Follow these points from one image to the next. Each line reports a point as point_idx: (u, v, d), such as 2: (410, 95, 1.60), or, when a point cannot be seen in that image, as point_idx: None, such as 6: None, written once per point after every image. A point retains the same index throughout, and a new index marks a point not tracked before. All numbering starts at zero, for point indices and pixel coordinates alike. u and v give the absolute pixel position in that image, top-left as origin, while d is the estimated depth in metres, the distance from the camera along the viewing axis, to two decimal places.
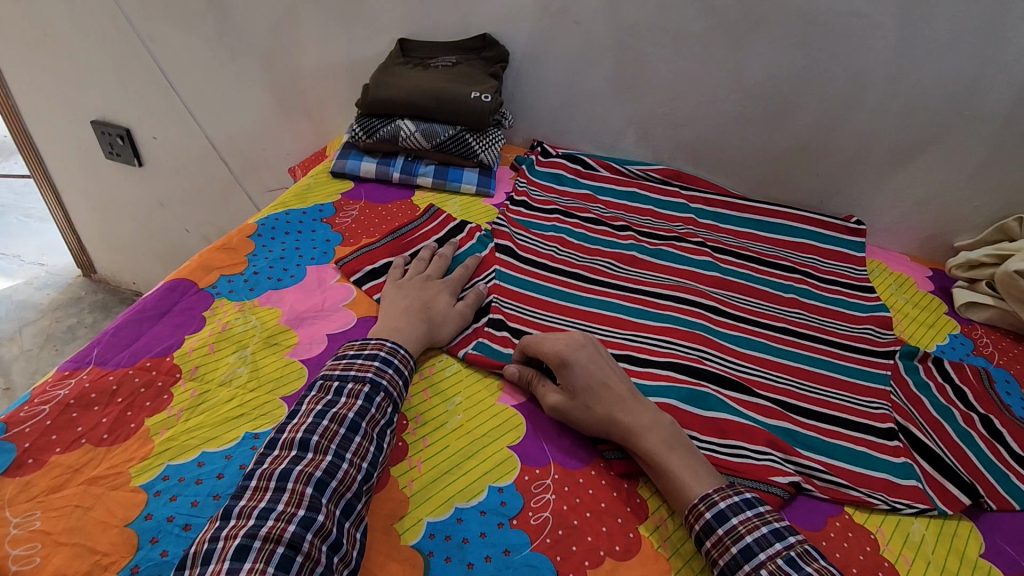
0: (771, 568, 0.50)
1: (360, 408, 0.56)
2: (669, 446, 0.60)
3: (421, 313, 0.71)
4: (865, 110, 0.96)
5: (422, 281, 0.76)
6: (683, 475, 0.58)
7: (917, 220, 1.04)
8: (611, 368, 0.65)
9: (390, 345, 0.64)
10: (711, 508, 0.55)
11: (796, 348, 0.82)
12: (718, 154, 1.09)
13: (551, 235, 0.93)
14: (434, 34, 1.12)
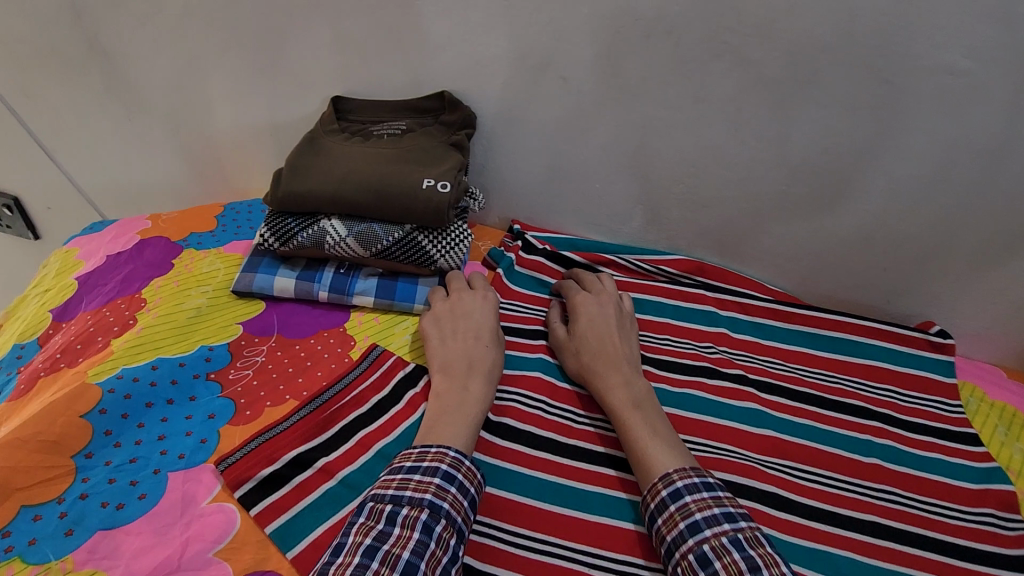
0: (714, 543, 0.48)
1: (418, 546, 0.46)
2: (645, 414, 0.61)
3: (476, 361, 0.64)
4: (953, 193, 0.72)
5: (465, 306, 0.70)
6: (638, 432, 0.59)
7: (1014, 327, 0.80)
8: (607, 338, 0.69)
9: (452, 456, 0.54)
10: (685, 518, 0.51)
11: (893, 564, 0.57)
12: (752, 242, 0.84)
13: (533, 375, 0.71)
14: (380, 91, 0.86)
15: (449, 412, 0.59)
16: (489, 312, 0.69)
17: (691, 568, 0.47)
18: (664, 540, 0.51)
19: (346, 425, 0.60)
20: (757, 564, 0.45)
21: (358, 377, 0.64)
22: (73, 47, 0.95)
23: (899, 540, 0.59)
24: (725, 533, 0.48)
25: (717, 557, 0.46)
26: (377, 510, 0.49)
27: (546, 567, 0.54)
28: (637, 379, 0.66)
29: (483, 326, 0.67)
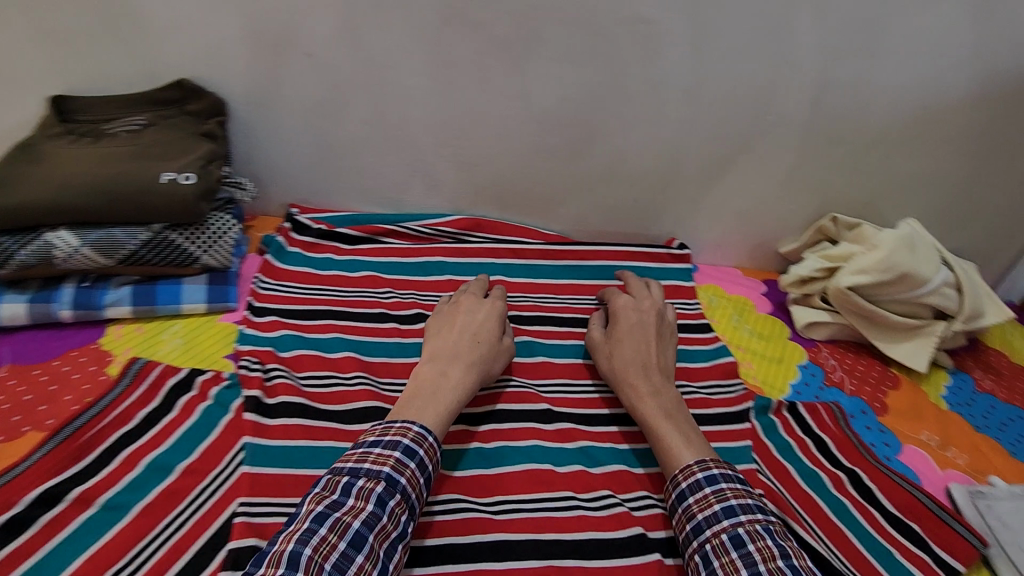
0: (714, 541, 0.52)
1: (369, 519, 0.49)
2: (668, 413, 0.65)
3: (468, 353, 0.68)
4: (670, 126, 0.84)
5: (473, 333, 0.70)
6: (673, 440, 0.62)
7: (740, 232, 0.96)
8: (645, 342, 0.73)
9: (417, 431, 0.57)
10: (705, 470, 0.58)
11: (648, 443, 0.69)
12: (524, 193, 0.91)
13: (340, 356, 0.69)
14: (107, 86, 0.78)
15: (436, 400, 0.61)
16: (496, 323, 0.73)
17: (723, 547, 0.52)
18: (693, 518, 0.56)
19: (111, 446, 0.56)
20: (770, 555, 0.49)
21: (122, 394, 0.59)
22: None
23: None
24: (759, 521, 0.53)
25: (752, 540, 0.51)
26: (333, 483, 0.51)
27: None
28: (660, 373, 0.70)
29: (482, 329, 0.71)
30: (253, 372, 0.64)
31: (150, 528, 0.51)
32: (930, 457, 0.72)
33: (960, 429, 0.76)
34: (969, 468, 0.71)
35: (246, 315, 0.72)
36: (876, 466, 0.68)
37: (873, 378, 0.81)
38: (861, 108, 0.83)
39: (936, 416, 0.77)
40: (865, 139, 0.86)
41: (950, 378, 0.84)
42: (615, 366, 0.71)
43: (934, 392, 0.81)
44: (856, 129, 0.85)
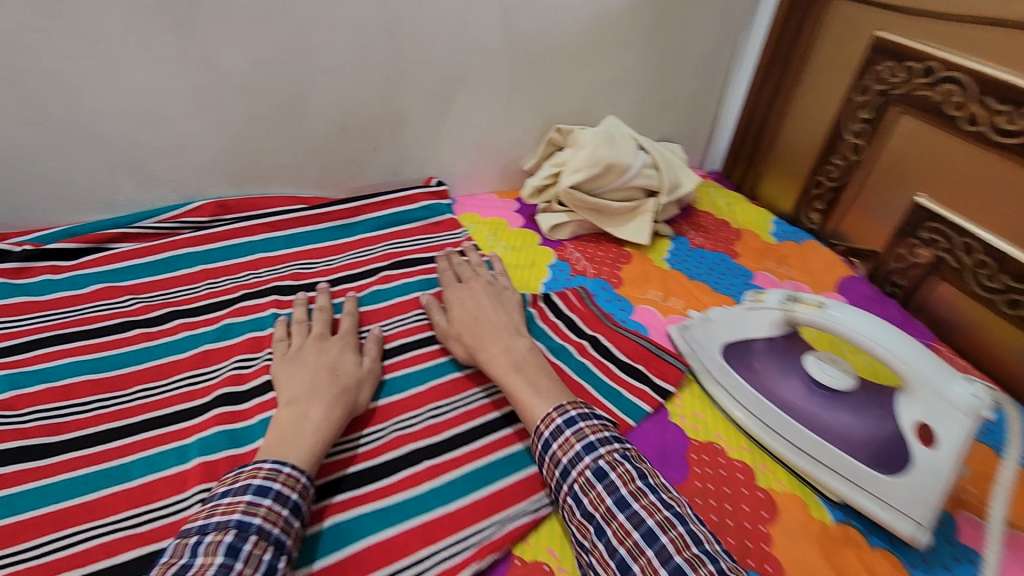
0: (583, 482, 0.52)
1: (218, 572, 0.41)
2: (519, 369, 0.64)
3: (330, 385, 0.61)
4: (380, 70, 0.85)
5: (319, 345, 0.67)
6: (522, 392, 0.61)
7: (483, 158, 1.02)
8: (481, 311, 0.73)
9: (269, 466, 0.50)
10: (540, 440, 0.57)
11: (416, 364, 0.72)
12: (253, 165, 0.86)
13: (72, 381, 0.63)
14: None
15: (299, 440, 0.55)
16: (351, 353, 0.67)
17: (589, 484, 0.52)
18: (559, 463, 0.55)
19: None
20: (654, 509, 0.48)
21: None
22: None
23: (416, 347, 0.74)
24: (615, 449, 0.53)
25: (612, 469, 0.52)
26: (181, 546, 0.44)
27: (77, 558, 0.49)
28: (499, 342, 0.68)
29: (341, 361, 0.65)
30: None
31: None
32: (656, 309, 0.86)
33: (677, 282, 0.92)
34: (684, 309, 0.86)
35: None
36: (610, 327, 0.80)
37: (611, 259, 0.94)
38: (546, 26, 0.91)
39: (660, 276, 0.92)
40: (560, 54, 0.95)
41: (672, 244, 1.00)
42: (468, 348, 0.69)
43: (659, 258, 0.97)
44: (549, 45, 0.93)
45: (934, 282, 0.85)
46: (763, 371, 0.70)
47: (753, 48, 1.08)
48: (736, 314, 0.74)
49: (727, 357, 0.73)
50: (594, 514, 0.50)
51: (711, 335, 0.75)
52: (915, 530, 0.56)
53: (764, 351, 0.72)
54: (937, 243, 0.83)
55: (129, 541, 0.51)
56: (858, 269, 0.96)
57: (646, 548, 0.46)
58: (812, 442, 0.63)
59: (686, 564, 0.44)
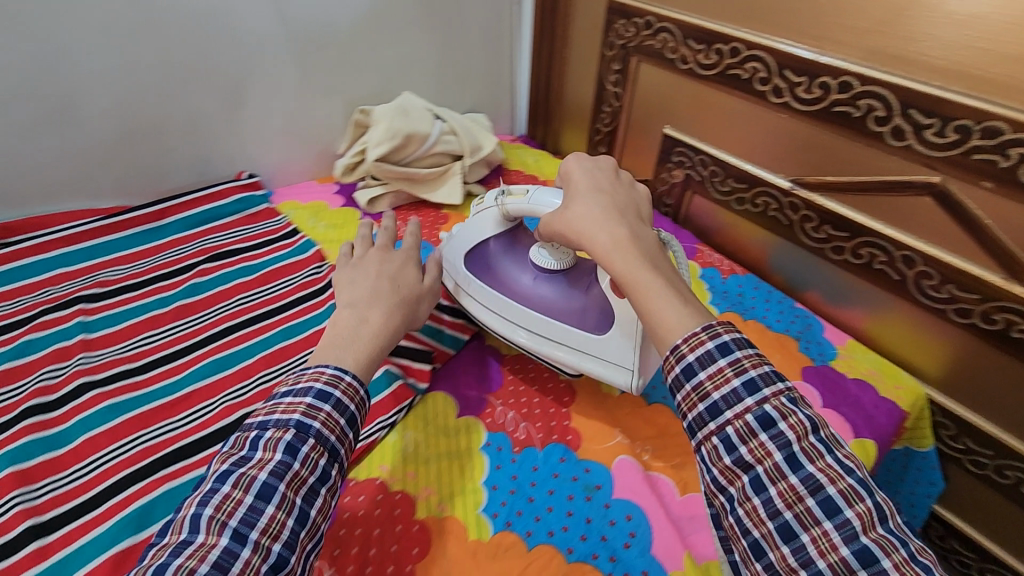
0: (739, 417, 0.46)
1: (277, 468, 0.48)
2: (640, 261, 0.56)
3: (387, 298, 0.65)
4: (155, 70, 0.85)
5: (380, 257, 0.71)
6: (650, 302, 0.53)
7: (293, 146, 1.05)
8: (597, 199, 0.63)
9: (331, 374, 0.54)
10: (681, 361, 0.49)
11: (242, 343, 0.74)
12: (36, 180, 0.84)
13: None
14: None
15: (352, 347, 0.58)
16: (413, 268, 0.71)
17: (749, 430, 0.45)
18: (706, 397, 0.47)
19: None
20: (803, 431, 0.45)
21: None
22: None
23: (242, 328, 0.77)
24: (783, 392, 0.46)
25: (783, 417, 0.45)
26: (242, 440, 0.51)
27: None
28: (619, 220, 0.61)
29: (402, 274, 0.69)
30: None
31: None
32: None
33: None
34: None
35: None
36: None
37: (429, 222, 1.01)
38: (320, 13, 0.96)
39: None
40: (344, 39, 1.01)
41: None
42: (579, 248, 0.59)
43: None
44: (328, 32, 0.99)
45: (690, 195, 1.04)
46: (501, 267, 0.77)
47: (524, 19, 1.22)
48: (469, 222, 0.79)
49: (470, 264, 0.78)
50: (758, 467, 0.44)
51: (456, 249, 0.79)
52: (631, 378, 0.66)
53: (498, 250, 0.79)
54: (685, 163, 1.02)
55: None
56: None
57: (790, 474, 0.44)
58: (544, 324, 0.72)
59: (837, 496, 0.42)
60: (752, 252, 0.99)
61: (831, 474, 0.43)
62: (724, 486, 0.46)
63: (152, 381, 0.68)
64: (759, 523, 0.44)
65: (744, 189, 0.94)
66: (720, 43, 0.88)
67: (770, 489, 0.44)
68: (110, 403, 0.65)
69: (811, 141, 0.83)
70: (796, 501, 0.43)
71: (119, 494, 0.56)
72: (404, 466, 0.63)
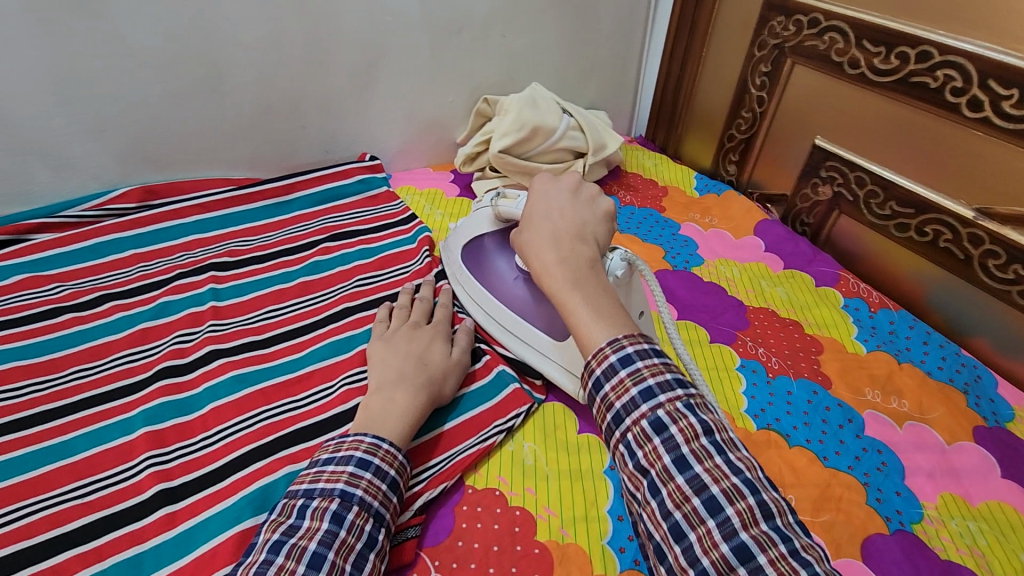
0: (637, 428, 0.43)
1: (326, 536, 0.45)
2: (568, 279, 0.50)
3: (417, 377, 0.60)
4: (297, 47, 0.85)
5: (409, 331, 0.67)
6: (578, 310, 0.49)
7: (415, 132, 1.04)
8: (551, 211, 0.57)
9: (369, 440, 0.53)
10: (617, 351, 0.45)
11: (361, 325, 0.73)
12: (179, 148, 0.85)
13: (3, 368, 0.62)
14: None
15: (387, 424, 0.55)
16: (440, 343, 0.66)
17: (644, 436, 0.43)
18: (612, 407, 0.45)
19: None
20: (693, 434, 0.42)
21: None
22: None
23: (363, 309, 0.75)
24: (680, 398, 0.43)
25: (674, 422, 0.42)
26: (289, 507, 0.48)
27: (26, 529, 0.50)
28: (573, 227, 0.56)
29: (428, 350, 0.64)
30: None
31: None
32: None
33: None
34: None
35: None
36: None
37: None
38: None
39: None
40: (478, 25, 0.98)
41: None
42: (523, 246, 0.56)
43: None
44: (464, 15, 0.95)
45: (836, 216, 0.94)
46: (486, 263, 0.76)
47: (660, 14, 1.15)
48: (468, 220, 0.79)
49: (465, 256, 0.78)
50: (651, 471, 0.42)
51: (451, 246, 0.80)
52: (579, 387, 0.65)
53: (492, 246, 0.76)
54: (835, 180, 0.92)
55: (69, 513, 0.51)
56: (772, 213, 1.04)
57: (676, 475, 0.41)
58: (513, 322, 0.71)
59: (720, 496, 0.39)
60: (907, 287, 0.87)
61: (715, 474, 0.40)
62: (631, 492, 0.44)
63: (276, 356, 0.68)
64: (710, 548, 0.38)
65: (908, 214, 0.83)
66: (905, 47, 0.77)
67: (661, 491, 0.41)
68: (236, 373, 0.65)
69: (1008, 166, 0.71)
70: (682, 502, 0.40)
71: (243, 469, 0.56)
72: (522, 480, 0.59)
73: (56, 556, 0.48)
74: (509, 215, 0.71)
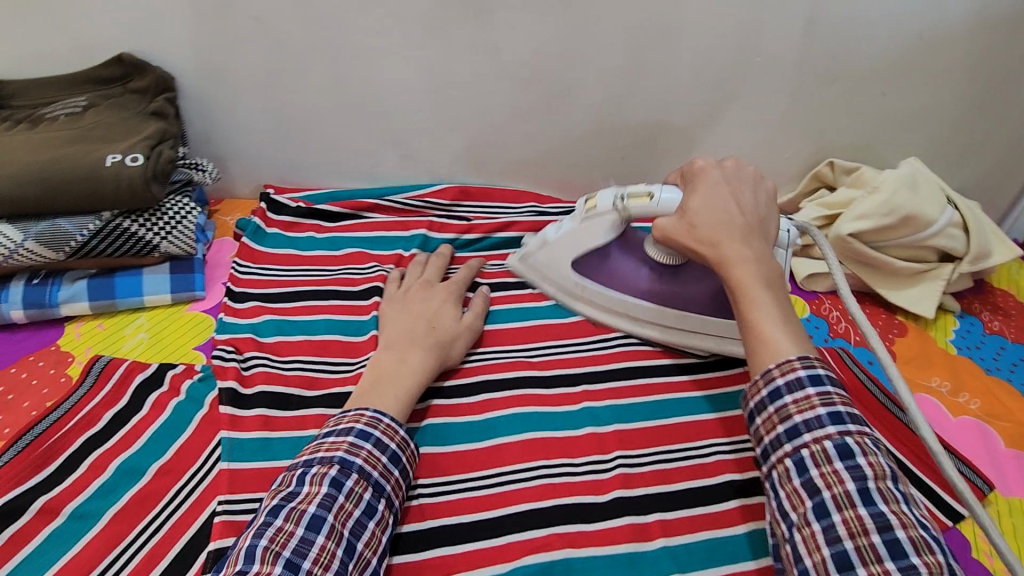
0: (815, 449, 0.45)
1: (325, 500, 0.46)
2: (760, 277, 0.53)
3: (427, 341, 0.63)
4: (649, 77, 0.78)
5: (425, 289, 0.69)
6: (768, 314, 0.51)
7: None
8: (732, 201, 0.58)
9: (370, 413, 0.53)
10: (805, 367, 0.47)
11: (640, 396, 0.65)
12: (502, 159, 0.85)
13: (323, 338, 0.66)
14: (39, 67, 0.72)
15: (397, 382, 0.58)
16: (453, 306, 0.68)
17: (825, 456, 0.44)
18: (788, 419, 0.47)
19: (69, 457, 0.52)
20: (881, 473, 0.43)
21: (77, 404, 0.56)
22: None
23: (648, 373, 0.67)
24: (870, 431, 0.45)
25: (862, 453, 0.44)
26: (288, 477, 0.48)
27: None
28: (748, 221, 0.58)
29: (440, 313, 0.66)
30: (228, 361, 0.61)
31: (125, 535, 0.49)
32: (940, 403, 0.69)
33: (971, 373, 0.73)
34: (982, 414, 0.68)
35: (227, 302, 0.68)
36: (882, 406, 0.67)
37: (878, 326, 0.78)
38: (851, 44, 0.77)
39: (946, 361, 0.74)
40: (859, 78, 0.80)
41: (958, 323, 0.80)
42: (697, 232, 0.58)
43: (943, 337, 0.78)
44: (848, 66, 0.79)
45: None
46: (609, 268, 0.70)
47: None
48: (568, 230, 0.70)
49: (578, 264, 0.71)
50: (823, 491, 0.43)
51: (554, 257, 0.71)
52: None
53: (612, 249, 0.70)
54: None
55: None
56: None
57: (859, 505, 0.42)
58: (678, 317, 0.68)
59: (905, 541, 0.40)
60: None
61: (905, 520, 0.41)
62: (788, 513, 0.45)
63: (554, 404, 0.64)
64: (858, 534, 0.41)
65: None
66: None
67: (832, 516, 0.42)
68: (519, 411, 0.63)
69: None
70: (859, 533, 0.41)
71: (515, 533, 0.54)
72: None
73: None
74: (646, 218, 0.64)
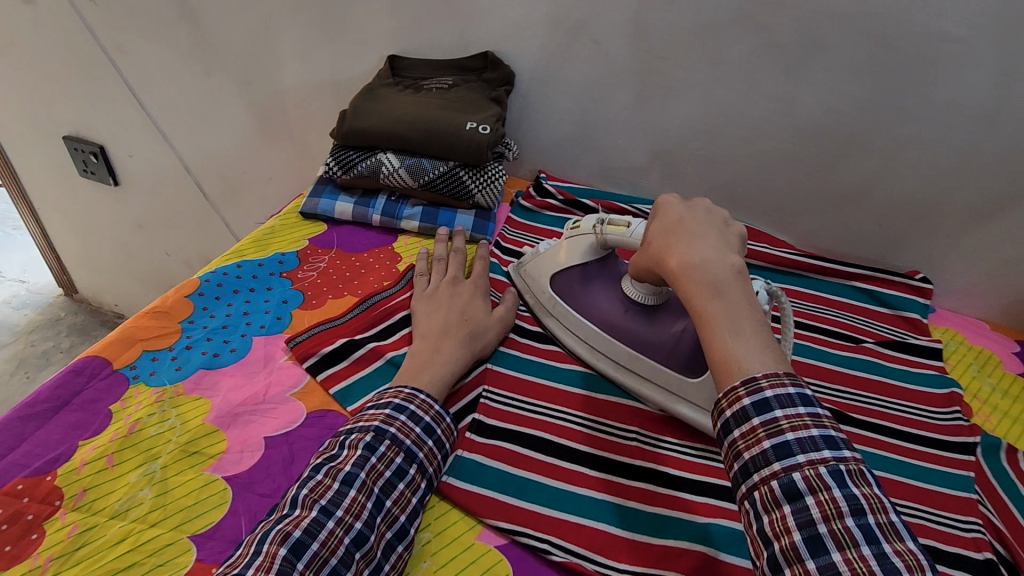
0: (824, 504, 0.38)
1: (358, 460, 0.50)
2: (712, 285, 0.47)
3: (461, 331, 0.66)
4: (937, 155, 0.80)
5: (451, 288, 0.72)
6: (717, 321, 0.45)
7: (997, 285, 0.87)
8: (698, 223, 0.54)
9: (409, 391, 0.57)
10: (766, 425, 0.41)
11: (855, 443, 0.69)
12: (757, 197, 0.93)
13: None
14: (430, 51, 0.97)
15: (430, 370, 0.61)
16: (480, 300, 0.71)
17: (773, 499, 0.39)
18: (738, 456, 0.42)
19: (393, 323, 0.70)
20: (898, 540, 0.36)
21: (399, 292, 0.74)
22: (167, 7, 1.08)
23: (858, 426, 0.70)
24: (825, 462, 0.39)
25: (827, 524, 0.37)
26: (334, 441, 0.53)
27: (562, 429, 0.62)
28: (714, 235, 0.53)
29: (469, 306, 0.70)
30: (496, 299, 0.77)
31: None
32: None
33: None
34: None
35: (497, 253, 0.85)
36: None
37: None
38: None
39: None
40: None
41: None
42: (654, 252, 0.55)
43: None
44: None
45: None
46: (581, 297, 0.72)
47: None
48: (557, 245, 0.75)
49: (553, 284, 0.74)
50: (835, 555, 0.36)
51: (539, 270, 0.76)
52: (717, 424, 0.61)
53: (581, 276, 0.73)
54: None
55: (583, 433, 0.62)
56: None
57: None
58: (631, 358, 0.67)
59: None
60: None
61: None
62: None
63: None
64: None
65: None
66: None
67: None
68: None
69: None
70: None
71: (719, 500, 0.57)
72: None
73: (569, 463, 0.59)
74: (620, 244, 0.68)
